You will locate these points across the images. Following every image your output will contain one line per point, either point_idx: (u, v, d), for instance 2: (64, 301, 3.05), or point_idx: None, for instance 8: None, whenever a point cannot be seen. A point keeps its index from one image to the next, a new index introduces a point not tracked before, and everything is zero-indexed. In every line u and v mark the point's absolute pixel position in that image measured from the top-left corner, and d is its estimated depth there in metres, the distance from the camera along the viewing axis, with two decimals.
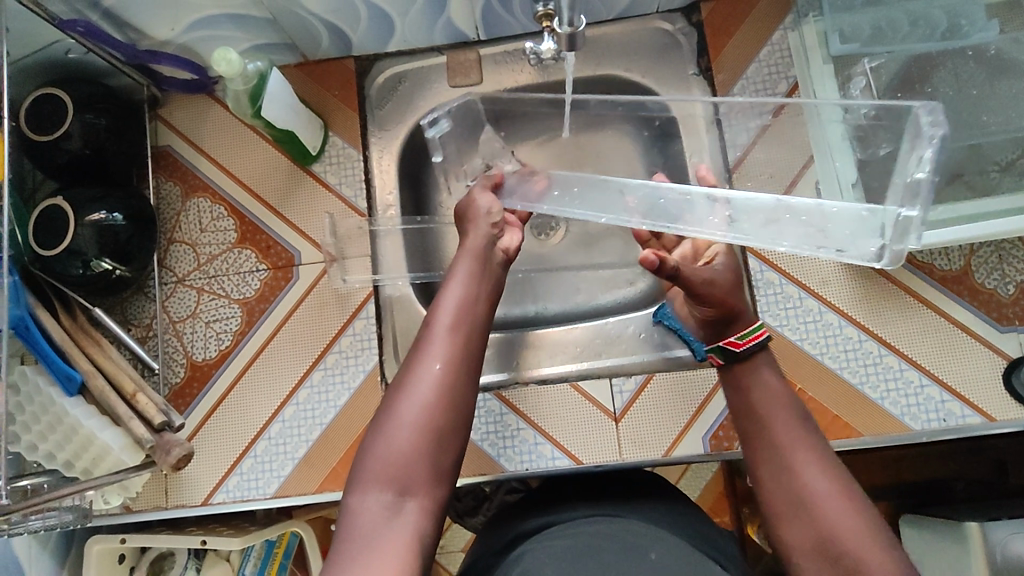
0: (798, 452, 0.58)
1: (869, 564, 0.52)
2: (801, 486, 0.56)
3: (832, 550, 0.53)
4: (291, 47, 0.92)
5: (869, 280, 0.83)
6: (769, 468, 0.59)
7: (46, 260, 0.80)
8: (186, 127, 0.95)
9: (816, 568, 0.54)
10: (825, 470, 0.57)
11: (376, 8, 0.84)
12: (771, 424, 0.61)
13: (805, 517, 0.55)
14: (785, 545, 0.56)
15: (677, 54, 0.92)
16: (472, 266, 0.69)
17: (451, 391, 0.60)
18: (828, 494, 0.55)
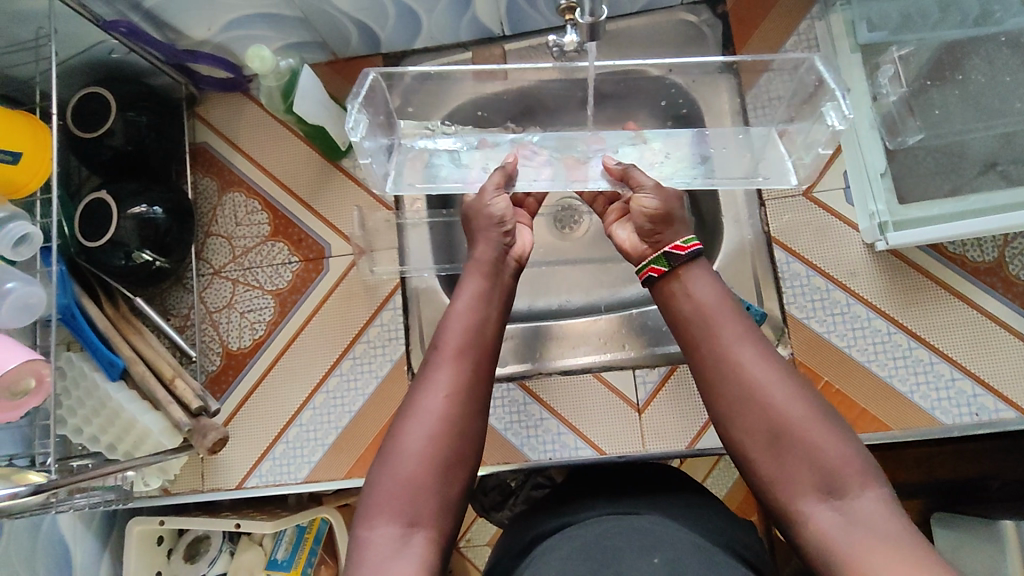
0: (741, 352, 0.56)
1: (823, 452, 0.52)
2: (749, 386, 0.55)
3: (787, 445, 0.53)
4: (322, 45, 0.95)
5: (899, 272, 0.82)
6: (715, 371, 0.57)
7: (90, 251, 0.83)
8: (222, 124, 0.99)
9: (771, 464, 0.53)
10: (770, 364, 0.56)
11: (404, 5, 0.86)
12: (712, 325, 0.58)
13: (756, 416, 0.54)
14: (740, 447, 0.55)
15: (702, 45, 0.92)
16: (481, 283, 0.66)
17: (457, 419, 0.58)
18: (776, 390, 0.54)
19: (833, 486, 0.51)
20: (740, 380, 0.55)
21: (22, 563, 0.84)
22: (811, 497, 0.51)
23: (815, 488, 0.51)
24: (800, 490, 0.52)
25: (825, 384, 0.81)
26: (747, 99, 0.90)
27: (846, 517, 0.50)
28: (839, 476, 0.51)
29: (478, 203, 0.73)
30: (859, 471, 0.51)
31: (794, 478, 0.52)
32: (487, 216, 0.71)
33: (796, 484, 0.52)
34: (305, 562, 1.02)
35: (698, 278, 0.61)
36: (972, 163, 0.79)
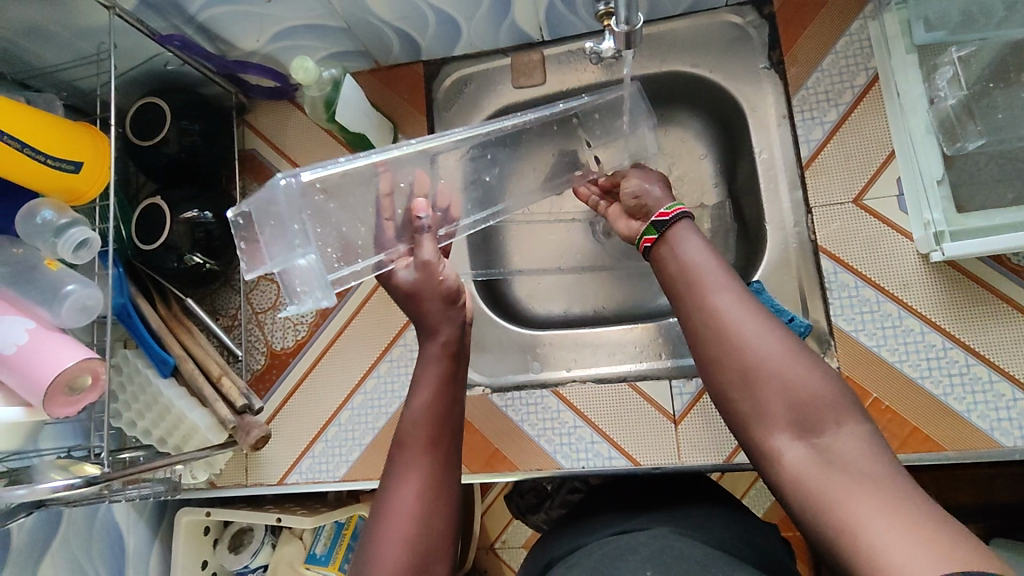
0: (725, 298, 0.54)
1: (794, 385, 0.50)
2: (731, 329, 0.52)
3: (766, 388, 0.50)
4: (364, 55, 0.97)
5: (957, 284, 0.77)
6: (698, 315, 0.55)
7: (145, 254, 0.88)
8: (270, 131, 1.02)
9: (745, 400, 0.51)
10: (755, 310, 0.54)
11: (444, 13, 0.87)
12: (699, 274, 0.57)
13: (735, 357, 0.52)
14: (719, 390, 0.53)
15: (747, 47, 0.90)
16: (444, 372, 0.64)
17: (430, 516, 0.57)
18: (761, 334, 0.52)
19: (809, 425, 0.49)
20: (721, 325, 0.53)
21: (79, 549, 0.89)
22: (789, 438, 0.49)
23: (792, 428, 0.49)
24: (778, 433, 0.49)
25: (874, 400, 0.78)
26: (794, 100, 0.85)
27: (825, 456, 0.47)
28: (816, 414, 0.49)
29: (429, 269, 0.67)
30: (840, 410, 0.49)
31: (773, 418, 0.50)
32: (438, 296, 0.66)
33: (772, 420, 0.50)
34: (343, 558, 1.04)
35: (686, 236, 0.61)
36: None
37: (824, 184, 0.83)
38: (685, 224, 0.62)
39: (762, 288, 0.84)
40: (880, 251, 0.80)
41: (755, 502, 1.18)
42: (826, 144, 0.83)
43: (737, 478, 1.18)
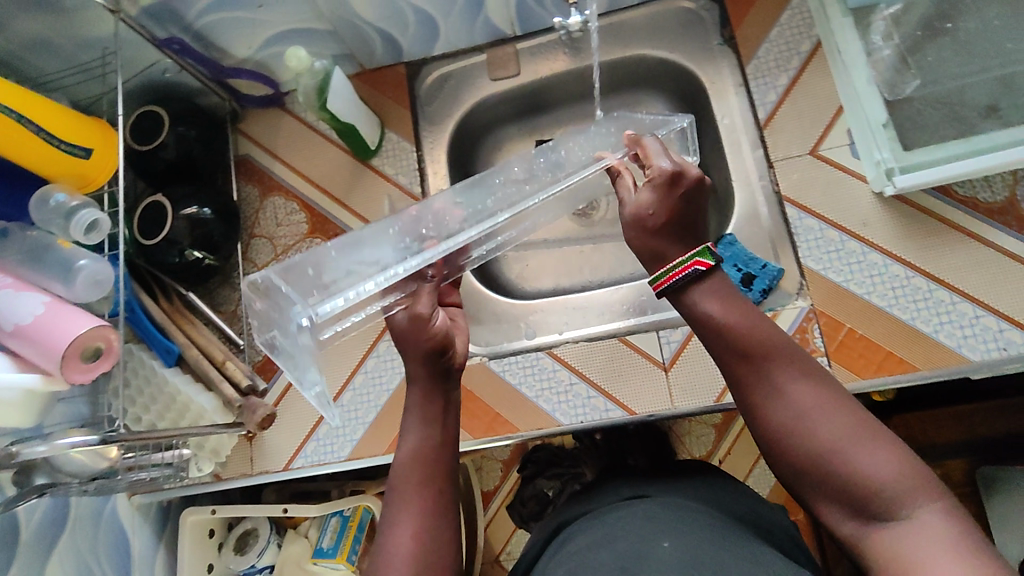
0: (773, 382, 0.56)
1: (856, 474, 0.51)
2: (778, 419, 0.55)
3: (821, 474, 0.53)
4: (350, 58, 1.04)
5: (911, 216, 0.84)
6: (748, 401, 0.57)
7: (147, 248, 0.92)
8: (262, 137, 1.08)
9: (807, 486, 0.54)
10: (806, 390, 0.55)
11: (422, 11, 0.95)
12: (737, 351, 0.57)
13: (785, 448, 0.54)
14: (779, 474, 0.56)
15: (700, 28, 0.99)
16: (426, 408, 0.64)
17: (429, 559, 0.56)
18: (811, 422, 0.53)
19: (876, 508, 0.50)
20: (769, 410, 0.55)
21: (85, 545, 0.89)
22: (848, 518, 0.52)
23: (850, 512, 0.52)
24: (835, 513, 0.53)
25: (847, 330, 0.82)
26: (748, 69, 0.94)
27: (893, 534, 0.49)
28: (880, 497, 0.50)
29: (421, 322, 0.65)
30: (909, 487, 0.50)
31: (830, 504, 0.53)
32: (421, 351, 0.65)
33: (836, 505, 0.52)
34: (350, 549, 1.02)
35: (710, 296, 0.59)
36: (973, 109, 0.84)
37: (782, 139, 0.90)
38: (715, 278, 0.60)
39: (734, 239, 0.90)
40: (840, 193, 0.87)
41: (758, 485, 1.13)
42: (781, 105, 0.91)
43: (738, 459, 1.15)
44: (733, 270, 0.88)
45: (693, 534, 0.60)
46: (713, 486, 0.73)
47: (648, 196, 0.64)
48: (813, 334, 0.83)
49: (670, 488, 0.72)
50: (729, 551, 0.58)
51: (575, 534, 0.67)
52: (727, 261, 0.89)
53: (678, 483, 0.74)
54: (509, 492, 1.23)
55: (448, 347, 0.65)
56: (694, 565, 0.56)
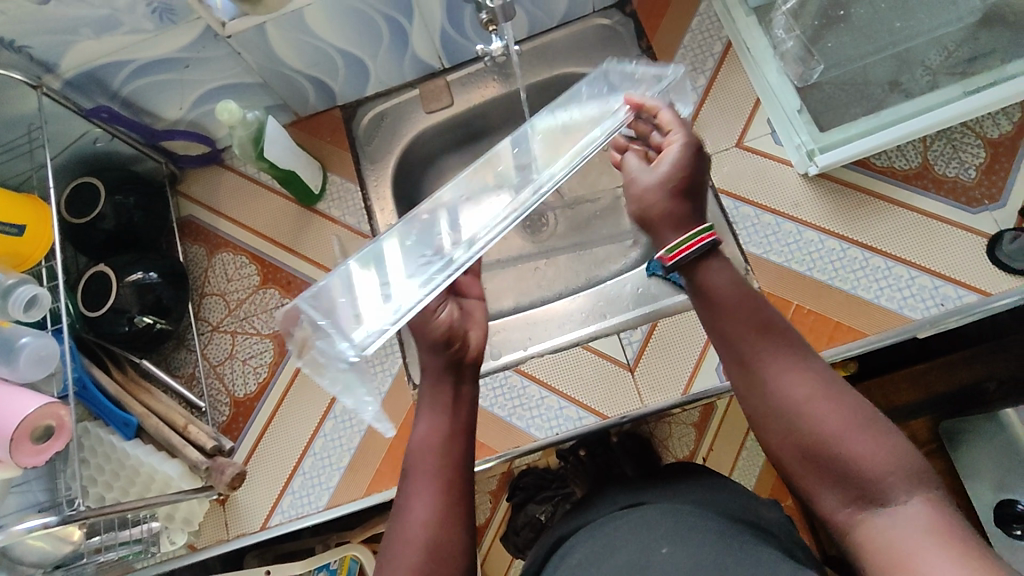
0: (776, 362, 0.57)
1: (856, 458, 0.52)
2: (781, 398, 0.56)
3: (822, 457, 0.54)
4: (284, 108, 1.05)
5: (837, 192, 0.89)
6: (750, 380, 0.58)
7: (94, 321, 0.90)
8: (203, 195, 1.07)
9: (803, 469, 0.55)
10: (807, 374, 0.56)
11: (350, 54, 0.98)
12: (745, 334, 0.58)
13: (790, 430, 0.55)
14: (776, 458, 0.57)
15: (618, 42, 1.04)
16: (443, 398, 0.64)
17: (442, 549, 0.57)
18: (814, 403, 0.55)
19: (872, 494, 0.52)
20: (772, 388, 0.56)
21: None
22: (843, 503, 0.53)
23: (846, 496, 0.53)
24: (831, 498, 0.53)
25: (797, 307, 0.86)
26: None
27: (887, 520, 0.51)
28: (876, 484, 0.52)
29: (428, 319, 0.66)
30: (902, 477, 0.52)
31: (827, 490, 0.53)
32: (426, 343, 0.65)
33: (832, 490, 0.53)
34: None
35: (718, 272, 0.60)
36: (879, 85, 0.92)
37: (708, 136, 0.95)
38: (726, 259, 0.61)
39: None
40: (769, 179, 0.91)
41: (744, 476, 1.10)
42: (703, 104, 0.95)
43: (721, 453, 1.10)
44: None
45: (697, 538, 0.59)
46: (706, 488, 0.72)
47: (671, 165, 0.64)
48: None
49: (664, 492, 0.71)
50: (729, 553, 0.57)
51: (573, 547, 0.67)
52: None
53: (674, 487, 0.73)
54: (501, 522, 1.13)
55: (455, 340, 0.65)
56: (698, 571, 0.55)
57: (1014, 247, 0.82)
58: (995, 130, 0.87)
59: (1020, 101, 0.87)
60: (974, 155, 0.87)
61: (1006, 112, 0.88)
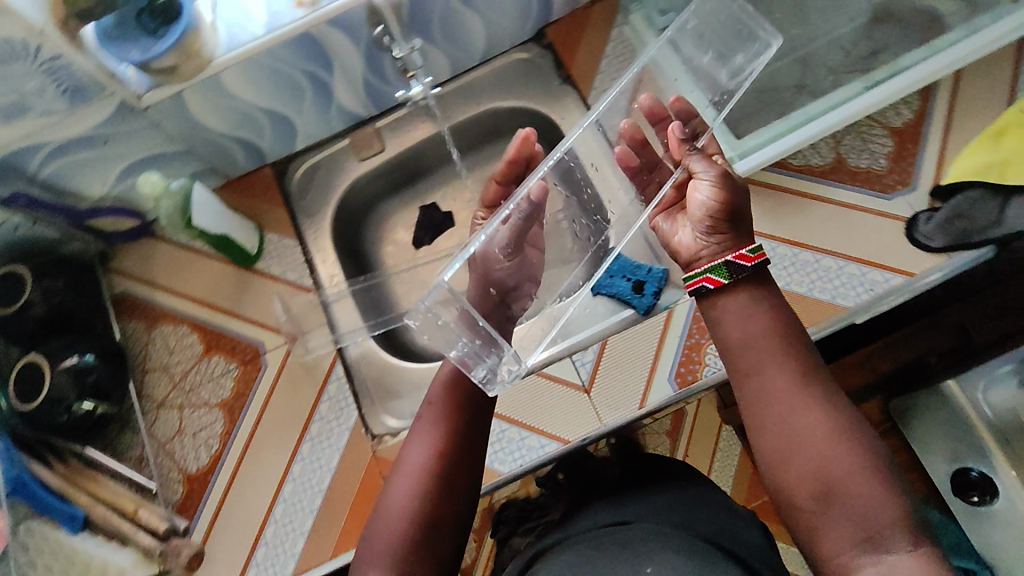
0: (802, 397, 0.60)
1: (862, 504, 0.55)
2: (803, 434, 0.58)
3: (836, 498, 0.56)
4: (213, 172, 1.04)
5: (761, 194, 0.92)
6: (775, 412, 0.60)
7: (29, 414, 0.86)
8: (137, 269, 1.05)
9: (812, 507, 0.57)
10: (831, 416, 0.59)
11: (275, 112, 0.98)
12: (775, 367, 0.61)
13: (810, 466, 0.57)
14: (789, 493, 0.58)
15: (540, 73, 1.07)
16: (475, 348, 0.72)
17: (449, 451, 0.65)
18: (835, 444, 0.57)
19: (874, 541, 0.53)
20: (796, 422, 0.59)
21: None
22: (847, 546, 0.54)
23: (852, 539, 0.54)
24: (837, 538, 0.55)
25: None
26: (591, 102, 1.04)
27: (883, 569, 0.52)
28: (878, 531, 0.53)
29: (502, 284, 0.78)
30: (904, 529, 0.53)
31: (835, 530, 0.55)
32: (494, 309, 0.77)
33: (837, 532, 0.55)
34: None
35: (752, 306, 0.64)
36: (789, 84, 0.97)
37: None
38: (763, 299, 0.65)
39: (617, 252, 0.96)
40: None
41: (722, 478, 1.09)
42: None
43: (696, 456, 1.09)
44: (623, 280, 0.94)
45: (683, 560, 0.58)
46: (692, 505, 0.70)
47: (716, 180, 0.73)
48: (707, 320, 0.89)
49: (645, 508, 0.70)
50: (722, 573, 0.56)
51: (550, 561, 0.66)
52: (617, 273, 0.95)
53: (656, 489, 0.74)
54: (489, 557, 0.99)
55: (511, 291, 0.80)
56: None
57: (929, 228, 0.86)
58: (897, 119, 0.92)
59: (916, 90, 0.91)
60: (882, 144, 0.91)
61: (905, 101, 0.92)
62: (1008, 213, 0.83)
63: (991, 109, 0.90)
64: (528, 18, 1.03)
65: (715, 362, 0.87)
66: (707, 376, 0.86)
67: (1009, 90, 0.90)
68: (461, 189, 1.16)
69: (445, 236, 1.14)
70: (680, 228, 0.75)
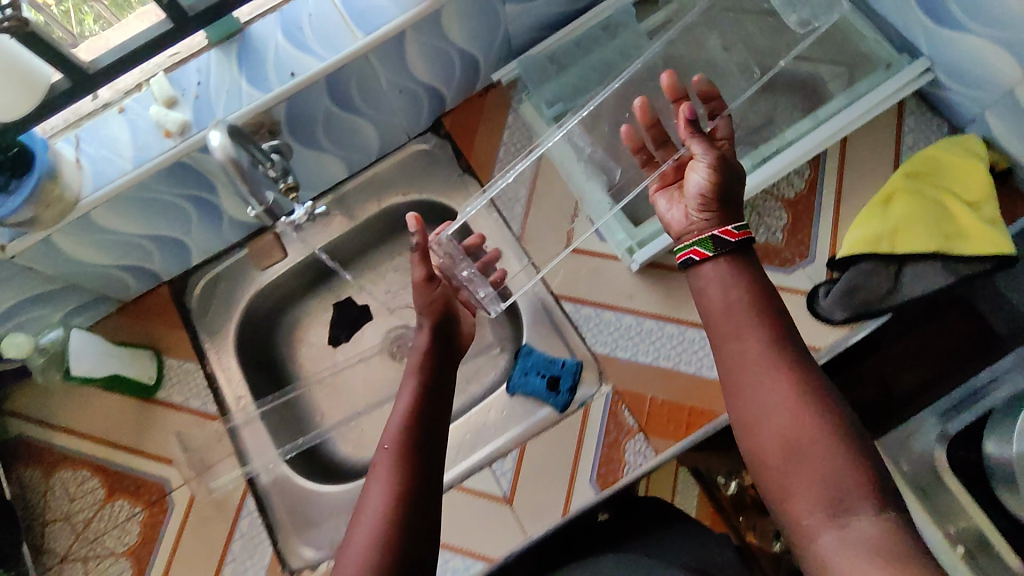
0: (765, 361, 0.59)
1: (828, 465, 0.53)
2: (767, 394, 0.58)
3: (804, 459, 0.54)
4: (105, 299, 0.99)
5: (666, 277, 0.92)
6: (742, 376, 0.60)
7: None
8: (32, 410, 0.97)
9: (780, 469, 0.55)
10: (792, 380, 0.58)
11: (162, 238, 0.93)
12: (749, 333, 0.61)
13: (777, 427, 0.56)
14: (759, 453, 0.57)
15: (439, 164, 1.05)
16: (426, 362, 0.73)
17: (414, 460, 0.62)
18: (798, 404, 0.56)
19: (841, 504, 0.51)
20: (761, 381, 0.59)
21: None
22: (815, 510, 0.52)
23: (820, 501, 0.52)
24: (805, 501, 0.53)
25: (651, 399, 0.88)
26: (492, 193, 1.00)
27: (847, 532, 0.50)
28: (845, 493, 0.51)
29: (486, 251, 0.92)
30: (870, 489, 0.51)
31: (803, 491, 0.53)
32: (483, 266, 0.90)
33: (805, 492, 0.53)
34: None
35: (717, 279, 0.66)
36: None
37: (538, 246, 0.97)
38: (742, 268, 0.66)
39: (531, 347, 0.93)
40: (604, 276, 0.93)
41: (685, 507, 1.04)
42: (527, 218, 0.98)
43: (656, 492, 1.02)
44: (538, 377, 0.91)
45: None
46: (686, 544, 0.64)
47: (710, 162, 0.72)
48: (624, 414, 0.88)
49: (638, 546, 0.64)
50: None
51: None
52: (532, 370, 0.92)
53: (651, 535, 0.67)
54: None
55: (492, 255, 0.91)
56: None
57: (829, 301, 0.87)
58: (791, 190, 0.93)
59: (807, 162, 0.92)
60: (778, 218, 0.92)
61: (797, 171, 0.93)
62: (903, 279, 0.86)
63: (876, 177, 0.93)
64: (421, 113, 1.01)
65: (635, 459, 0.85)
66: (628, 474, 0.85)
67: (892, 157, 0.93)
68: (379, 277, 1.10)
69: (362, 333, 1.08)
70: (677, 205, 0.75)
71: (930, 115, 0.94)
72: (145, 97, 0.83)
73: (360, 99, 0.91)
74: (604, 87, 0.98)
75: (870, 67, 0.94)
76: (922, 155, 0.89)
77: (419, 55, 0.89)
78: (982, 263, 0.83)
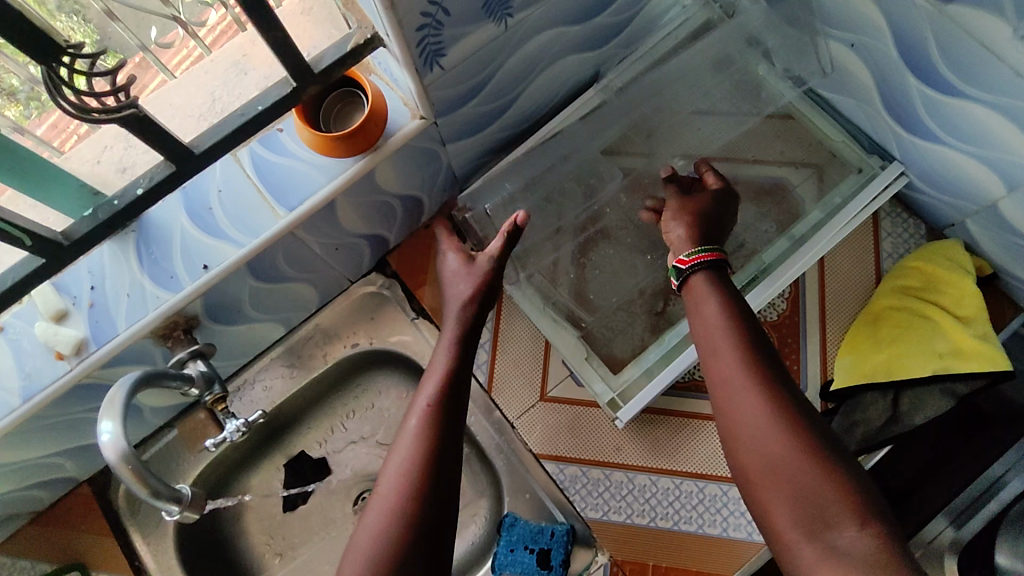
0: (743, 374, 0.57)
1: (806, 480, 0.51)
2: (743, 407, 0.55)
3: (783, 474, 0.52)
4: (14, 516, 0.85)
5: (651, 423, 0.85)
6: (721, 388, 0.58)
7: None
8: None
9: (759, 485, 0.53)
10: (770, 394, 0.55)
11: (74, 448, 0.80)
12: (724, 351, 0.59)
13: (754, 443, 0.54)
14: (743, 476, 0.54)
15: (389, 307, 0.95)
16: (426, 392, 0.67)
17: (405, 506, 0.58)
18: (775, 416, 0.54)
19: (820, 522, 0.49)
20: (739, 393, 0.56)
21: None
22: (794, 528, 0.50)
23: (799, 519, 0.50)
24: (784, 518, 0.50)
25: (653, 566, 0.80)
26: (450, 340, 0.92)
27: (833, 553, 0.48)
28: (824, 510, 0.49)
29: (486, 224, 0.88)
30: (849, 505, 0.49)
31: (781, 510, 0.51)
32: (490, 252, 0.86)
33: (781, 510, 0.51)
34: None
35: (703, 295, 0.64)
36: (661, 284, 0.88)
37: (510, 397, 0.88)
38: (726, 287, 0.65)
39: (513, 518, 0.80)
40: (584, 425, 0.86)
41: None
42: (494, 365, 0.89)
43: None
44: (526, 553, 0.78)
45: None
46: None
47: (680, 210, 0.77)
48: None
49: None
50: None
51: None
52: (517, 545, 0.78)
53: None
54: None
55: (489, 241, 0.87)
56: None
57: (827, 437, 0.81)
58: (773, 311, 0.87)
59: (787, 285, 0.86)
60: None
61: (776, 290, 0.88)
62: (901, 406, 0.80)
63: (857, 289, 0.88)
64: (364, 258, 0.91)
65: None
66: None
67: (870, 266, 0.89)
68: (334, 429, 0.98)
69: (321, 495, 0.95)
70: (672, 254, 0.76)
71: (907, 216, 0.90)
72: (28, 310, 0.70)
73: (290, 266, 0.78)
74: (563, 216, 0.90)
75: (841, 172, 0.89)
76: (906, 267, 0.86)
77: (354, 210, 0.78)
78: (977, 379, 0.76)
